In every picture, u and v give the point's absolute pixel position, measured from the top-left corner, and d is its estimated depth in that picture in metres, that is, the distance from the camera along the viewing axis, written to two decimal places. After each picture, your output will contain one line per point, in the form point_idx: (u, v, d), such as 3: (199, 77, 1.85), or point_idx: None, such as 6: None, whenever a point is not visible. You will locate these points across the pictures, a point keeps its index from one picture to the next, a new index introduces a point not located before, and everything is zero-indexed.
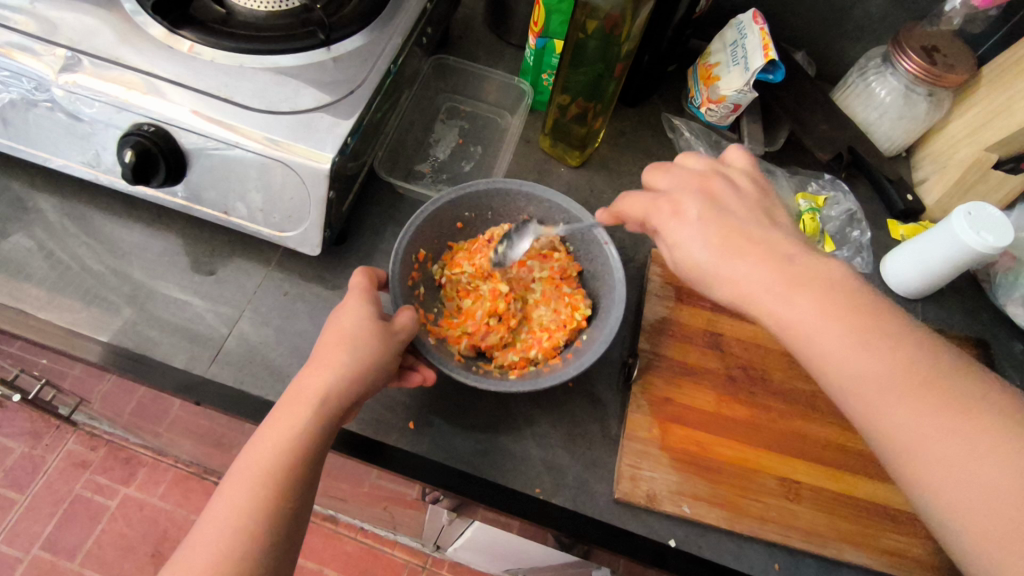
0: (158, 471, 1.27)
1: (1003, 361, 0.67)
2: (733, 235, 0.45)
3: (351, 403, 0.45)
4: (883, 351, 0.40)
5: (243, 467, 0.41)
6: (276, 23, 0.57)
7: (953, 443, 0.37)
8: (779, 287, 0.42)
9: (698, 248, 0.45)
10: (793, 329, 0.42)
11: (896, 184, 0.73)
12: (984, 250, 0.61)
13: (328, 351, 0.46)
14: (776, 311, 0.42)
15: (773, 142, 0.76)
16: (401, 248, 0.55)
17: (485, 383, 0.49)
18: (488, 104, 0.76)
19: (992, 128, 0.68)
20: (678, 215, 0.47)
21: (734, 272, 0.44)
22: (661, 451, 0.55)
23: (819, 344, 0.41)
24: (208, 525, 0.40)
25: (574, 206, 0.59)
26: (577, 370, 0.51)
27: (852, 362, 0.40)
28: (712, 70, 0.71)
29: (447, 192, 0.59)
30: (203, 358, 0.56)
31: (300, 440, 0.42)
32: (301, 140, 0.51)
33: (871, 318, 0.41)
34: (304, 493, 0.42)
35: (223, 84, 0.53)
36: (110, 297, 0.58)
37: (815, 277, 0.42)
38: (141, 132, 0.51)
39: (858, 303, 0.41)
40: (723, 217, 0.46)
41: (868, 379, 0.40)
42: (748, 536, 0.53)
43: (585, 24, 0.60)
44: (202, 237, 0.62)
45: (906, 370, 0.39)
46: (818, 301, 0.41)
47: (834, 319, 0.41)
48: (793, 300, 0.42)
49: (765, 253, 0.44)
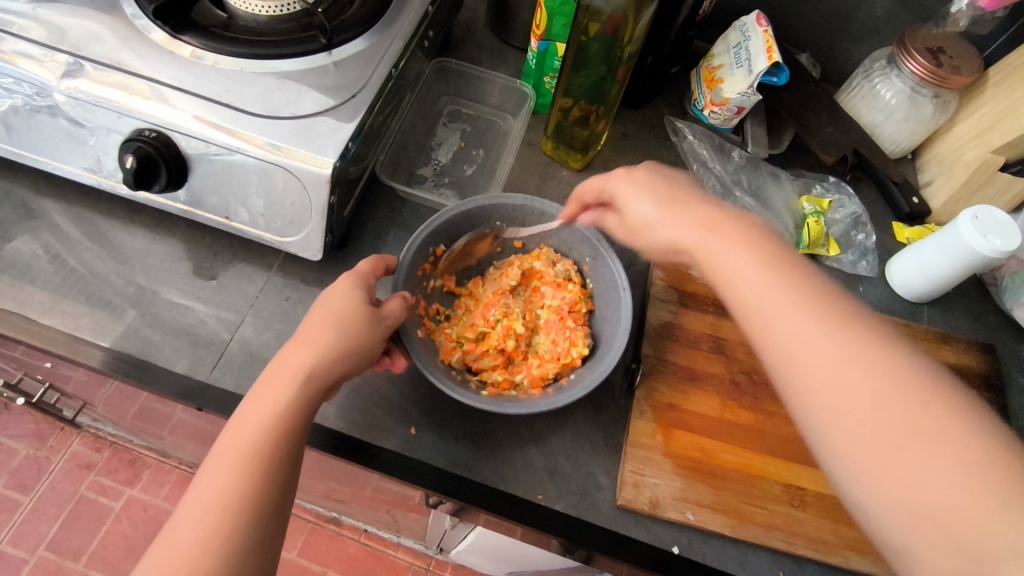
0: (162, 472, 1.28)
1: (1010, 365, 0.66)
2: (675, 197, 0.49)
3: (333, 381, 0.45)
4: (786, 279, 0.41)
5: (225, 448, 0.41)
6: (276, 28, 0.58)
7: (845, 364, 0.37)
8: (698, 229, 0.46)
9: (649, 211, 0.49)
10: (710, 255, 0.44)
11: (902, 186, 0.72)
12: (989, 253, 0.60)
13: (314, 329, 0.46)
14: (703, 246, 0.45)
15: (779, 144, 0.76)
16: (418, 240, 0.56)
17: (459, 394, 0.49)
18: (490, 108, 0.76)
19: (999, 129, 0.68)
20: (631, 181, 0.52)
21: (676, 229, 0.47)
22: (664, 457, 0.55)
23: (732, 270, 0.43)
24: (193, 505, 0.39)
25: (604, 244, 0.58)
26: (547, 406, 0.49)
27: (776, 302, 0.40)
28: (716, 72, 0.71)
29: (483, 199, 0.59)
30: (205, 363, 0.56)
31: (282, 415, 0.42)
32: (302, 145, 0.51)
33: (789, 266, 0.42)
34: (292, 468, 0.42)
35: (224, 89, 0.53)
36: (113, 302, 0.58)
37: (744, 232, 0.44)
38: (143, 137, 0.51)
39: (771, 246, 0.43)
40: (669, 182, 0.50)
41: (787, 326, 0.40)
42: (752, 543, 0.53)
43: (588, 27, 0.60)
44: (204, 241, 0.62)
45: (800, 295, 0.40)
46: (752, 253, 0.43)
47: (748, 252, 0.43)
48: (714, 234, 0.45)
49: (702, 209, 0.47)
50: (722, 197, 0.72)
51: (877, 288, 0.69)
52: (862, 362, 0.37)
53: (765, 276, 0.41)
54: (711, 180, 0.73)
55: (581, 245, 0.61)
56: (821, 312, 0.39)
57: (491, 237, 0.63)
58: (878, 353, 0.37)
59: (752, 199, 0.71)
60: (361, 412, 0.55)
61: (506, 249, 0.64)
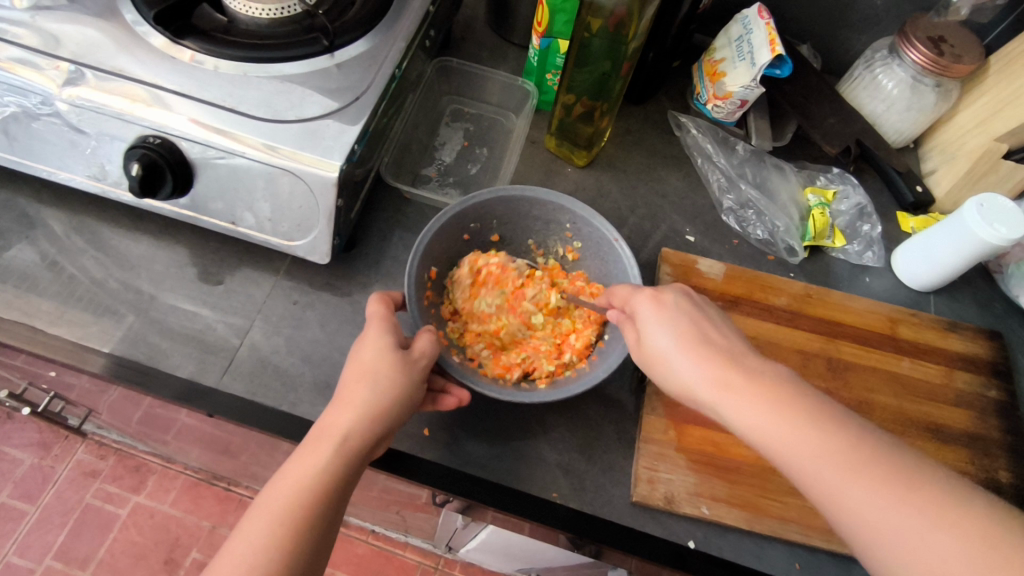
0: (168, 478, 1.27)
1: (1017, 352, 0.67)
2: (694, 330, 0.47)
3: (374, 443, 0.45)
4: (833, 436, 0.40)
5: (262, 504, 0.41)
6: (277, 31, 0.58)
7: (906, 523, 0.37)
8: (731, 382, 0.43)
9: (652, 319, 0.48)
10: (749, 423, 0.42)
11: (905, 175, 0.72)
12: (996, 242, 0.60)
13: (352, 387, 0.45)
14: (736, 404, 0.43)
15: (781, 137, 0.76)
16: (413, 269, 0.55)
17: (515, 397, 0.50)
18: (492, 106, 0.75)
19: (1002, 117, 0.68)
20: (655, 306, 0.49)
21: (705, 371, 0.44)
22: (678, 452, 0.55)
23: (780, 437, 0.41)
24: (226, 564, 0.39)
25: (578, 206, 0.59)
26: (606, 372, 0.52)
27: (810, 452, 0.40)
28: (717, 66, 0.71)
29: (452, 206, 0.58)
30: (214, 370, 0.56)
31: (319, 478, 0.41)
32: (308, 149, 0.51)
33: (795, 393, 0.42)
34: (323, 533, 0.41)
35: (227, 93, 0.52)
36: (119, 311, 0.58)
37: (767, 373, 0.44)
38: (147, 144, 0.51)
39: (799, 395, 0.42)
40: (694, 315, 0.48)
41: (814, 462, 0.40)
42: (768, 536, 0.53)
43: (590, 23, 0.60)
44: (209, 248, 0.62)
45: (852, 451, 0.39)
46: (788, 410, 0.41)
47: (788, 411, 0.41)
48: (745, 393, 0.43)
49: (728, 353, 0.45)
50: (727, 190, 0.72)
51: (883, 278, 0.70)
52: (889, 483, 0.38)
53: (781, 418, 0.41)
54: (716, 174, 0.73)
55: (554, 214, 0.61)
56: (839, 438, 0.40)
57: (473, 239, 0.62)
58: (910, 476, 0.38)
59: (757, 192, 0.72)
60: None
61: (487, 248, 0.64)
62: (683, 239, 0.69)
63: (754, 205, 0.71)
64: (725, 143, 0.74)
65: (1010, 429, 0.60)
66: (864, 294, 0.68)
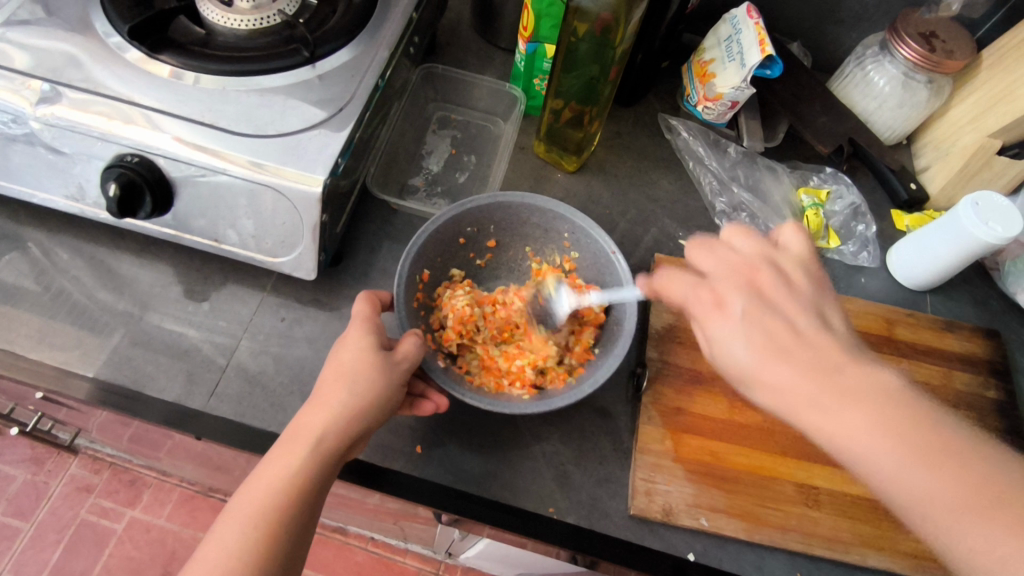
0: (163, 491, 1.26)
1: (1014, 350, 0.66)
2: (777, 340, 0.39)
3: (350, 444, 0.43)
4: (946, 472, 0.35)
5: (235, 509, 0.40)
6: (256, 42, 0.57)
7: None
8: (827, 400, 0.37)
9: (717, 320, 0.41)
10: (847, 451, 0.36)
11: (899, 173, 0.72)
12: (993, 241, 0.60)
13: (328, 389, 0.44)
14: (830, 427, 0.37)
15: (774, 137, 0.75)
16: (405, 272, 0.54)
17: (500, 407, 0.48)
18: (479, 112, 0.74)
19: (995, 112, 0.67)
20: (720, 308, 0.41)
21: (794, 392, 0.37)
22: (675, 463, 0.54)
23: (886, 468, 0.35)
24: (197, 567, 0.38)
25: (579, 216, 0.58)
26: (591, 387, 0.50)
27: (923, 491, 0.35)
28: (707, 67, 0.70)
29: (448, 209, 0.57)
30: (201, 391, 0.54)
31: (292, 482, 0.40)
32: (291, 164, 0.50)
33: (904, 414, 0.36)
34: (297, 534, 0.40)
35: (207, 108, 0.51)
36: (101, 333, 0.56)
37: (871, 387, 0.37)
38: (125, 163, 0.49)
39: (909, 415, 0.36)
40: (771, 316, 0.40)
41: (937, 503, 0.34)
42: (768, 546, 0.52)
43: (576, 28, 0.59)
44: (194, 265, 0.61)
45: (974, 490, 0.34)
46: (894, 437, 0.36)
47: (895, 438, 0.35)
48: (844, 415, 0.36)
49: (822, 361, 0.38)
50: (719, 193, 0.71)
51: (879, 279, 0.69)
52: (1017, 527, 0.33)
53: (891, 452, 0.35)
54: (708, 177, 0.72)
55: (554, 221, 0.60)
56: (948, 464, 0.35)
57: (468, 244, 0.61)
58: None
59: (749, 194, 0.71)
60: None
61: (481, 252, 0.63)
62: (676, 243, 0.68)
63: (747, 208, 0.70)
64: (716, 146, 0.73)
65: (1009, 429, 0.60)
66: (860, 295, 0.67)
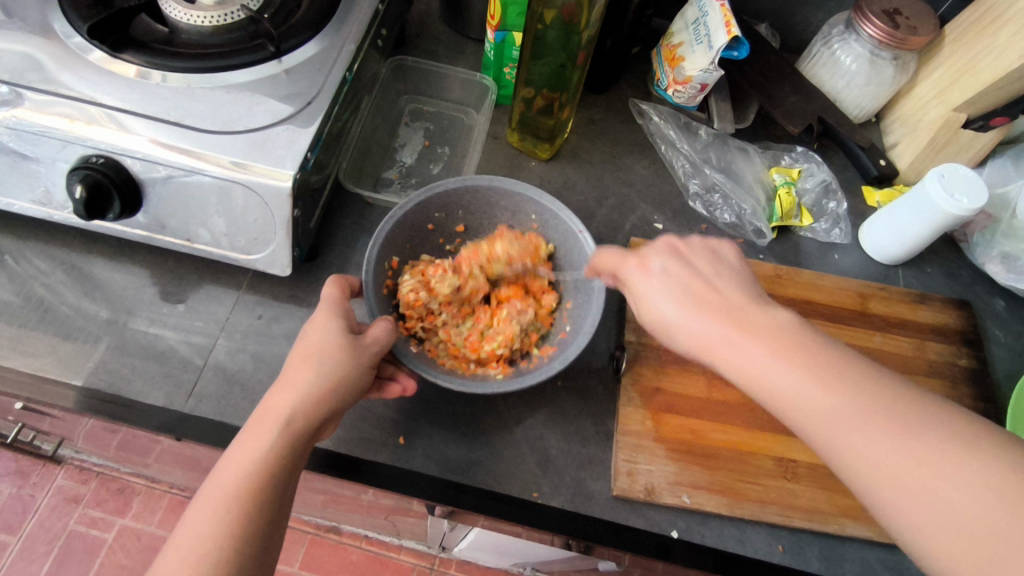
0: (153, 498, 1.25)
1: (985, 319, 0.68)
2: (690, 291, 0.43)
3: (319, 423, 0.44)
4: (850, 394, 0.37)
5: (208, 493, 0.40)
6: (220, 39, 0.56)
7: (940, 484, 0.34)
8: (731, 334, 0.41)
9: (668, 307, 0.43)
10: (750, 377, 0.40)
11: (868, 150, 0.72)
12: (959, 213, 0.61)
13: (294, 371, 0.44)
14: (734, 359, 0.40)
15: (743, 118, 0.76)
16: (373, 258, 0.54)
17: (471, 387, 0.49)
18: (452, 103, 0.74)
19: (958, 87, 0.67)
20: (644, 270, 0.46)
21: (700, 330, 0.42)
22: (656, 442, 0.55)
23: (786, 390, 0.38)
24: (172, 553, 0.38)
25: (545, 197, 0.59)
26: (561, 364, 0.51)
27: (827, 411, 0.37)
28: (676, 51, 0.70)
29: (415, 194, 0.57)
30: (179, 392, 0.54)
31: (263, 462, 0.41)
32: (259, 159, 0.49)
33: (810, 346, 0.39)
34: (273, 514, 0.40)
35: (173, 106, 0.51)
36: (76, 337, 0.56)
37: (777, 323, 0.40)
38: (90, 164, 0.49)
39: (813, 347, 0.39)
40: (689, 275, 0.44)
41: (839, 422, 0.37)
42: (749, 520, 0.53)
43: (543, 14, 0.59)
44: (168, 266, 0.60)
45: (875, 410, 0.37)
46: (794, 362, 0.39)
47: (795, 361, 0.39)
48: (744, 346, 0.40)
49: (729, 306, 0.42)
50: (692, 175, 0.72)
51: (852, 254, 0.70)
52: (946, 464, 0.34)
53: (788, 372, 0.38)
54: (680, 159, 0.72)
55: (521, 203, 0.60)
56: (917, 429, 0.36)
57: (436, 230, 0.61)
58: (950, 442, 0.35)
59: (722, 175, 0.71)
60: (345, 426, 0.53)
61: (451, 236, 0.63)
62: (652, 227, 0.68)
63: (721, 188, 0.71)
64: (687, 130, 0.74)
65: (982, 396, 0.61)
66: (834, 271, 0.68)
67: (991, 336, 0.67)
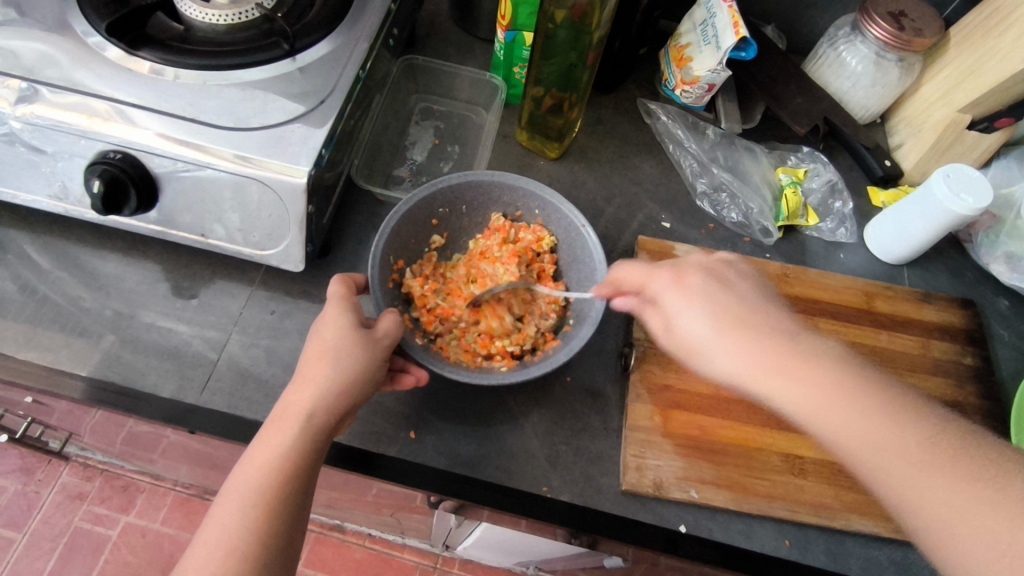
0: (157, 496, 1.25)
1: (989, 318, 0.68)
2: (730, 312, 0.43)
3: (339, 417, 0.44)
4: (885, 418, 0.38)
5: (231, 490, 0.40)
6: (235, 36, 0.57)
7: (972, 506, 0.35)
8: (769, 359, 0.41)
9: (698, 324, 0.43)
10: (790, 403, 0.40)
11: (874, 151, 0.73)
12: (966, 212, 0.61)
13: (311, 367, 0.45)
14: (773, 384, 0.41)
15: (749, 119, 0.77)
16: (379, 252, 0.54)
17: (478, 378, 0.50)
18: (460, 102, 0.75)
19: (963, 89, 0.68)
20: (679, 283, 0.46)
21: (736, 349, 0.42)
22: (664, 438, 0.55)
23: (819, 412, 0.39)
24: (199, 548, 0.39)
25: (546, 191, 0.60)
26: (567, 354, 0.51)
27: (864, 437, 0.38)
28: (684, 51, 0.71)
29: (419, 190, 0.58)
30: (194, 385, 0.55)
31: (287, 455, 0.41)
32: (275, 155, 0.50)
33: (847, 375, 0.40)
34: (298, 508, 0.41)
35: (188, 103, 0.51)
36: (91, 331, 0.56)
37: (803, 348, 0.41)
38: (108, 159, 0.49)
39: (849, 374, 0.40)
40: (722, 294, 0.45)
41: (874, 449, 0.38)
42: (756, 515, 0.53)
43: (553, 14, 0.59)
44: (181, 261, 0.61)
45: (912, 438, 0.38)
46: (828, 388, 0.39)
47: (825, 383, 0.40)
48: (785, 375, 0.40)
49: (756, 332, 0.42)
50: (699, 175, 0.72)
51: (857, 253, 0.71)
52: (985, 493, 0.35)
53: (808, 394, 0.40)
54: (688, 159, 0.73)
55: (522, 197, 0.61)
56: (951, 456, 0.37)
57: (440, 225, 0.62)
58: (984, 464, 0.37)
59: (729, 175, 0.72)
60: (356, 420, 0.54)
61: (454, 231, 0.64)
62: (659, 225, 0.69)
63: (727, 188, 0.72)
64: (697, 137, 0.74)
65: (986, 394, 0.62)
66: (839, 270, 0.69)
67: (995, 336, 0.67)
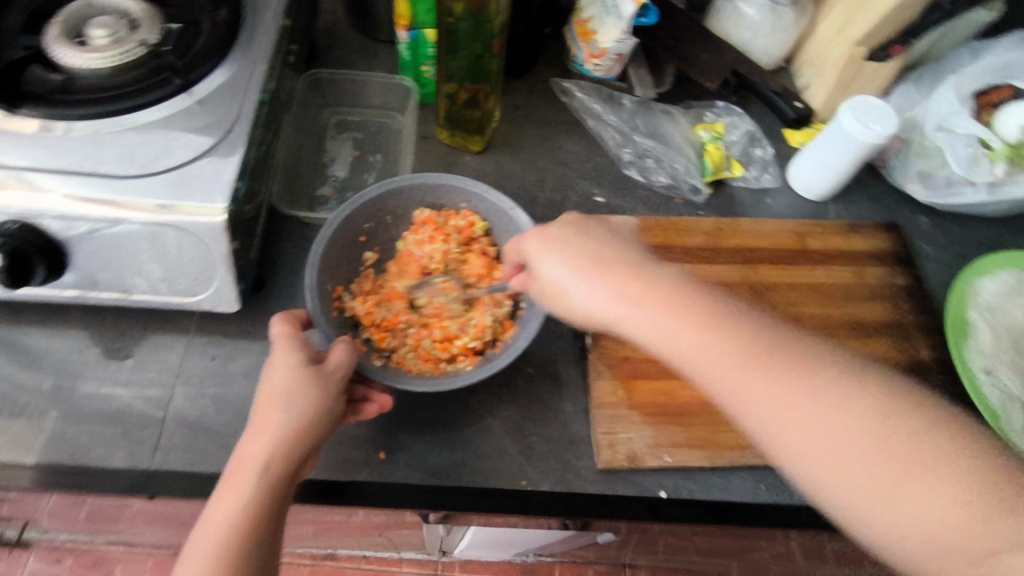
0: (133, 563, 1.20)
1: (913, 237, 0.72)
2: (671, 300, 0.44)
3: (299, 461, 0.43)
4: (821, 411, 0.39)
5: (190, 555, 0.39)
6: (123, 78, 0.53)
7: (907, 494, 0.37)
8: (723, 355, 0.42)
9: (598, 297, 0.46)
10: (729, 399, 0.42)
11: (783, 95, 0.75)
12: (875, 141, 0.64)
13: (264, 414, 0.43)
14: (720, 381, 0.42)
15: (662, 84, 0.78)
16: (314, 282, 0.53)
17: (444, 385, 0.49)
18: (374, 109, 0.73)
19: (855, 24, 0.70)
20: (561, 260, 0.48)
21: (641, 326, 0.44)
22: (632, 410, 0.56)
23: (754, 408, 0.41)
24: None
25: (475, 186, 0.59)
26: (527, 340, 0.51)
27: (798, 433, 0.40)
28: (587, 25, 0.71)
29: (343, 207, 0.56)
30: (144, 449, 0.52)
31: (246, 510, 0.40)
32: (186, 197, 0.47)
33: (782, 366, 0.41)
34: (263, 563, 0.40)
35: (83, 156, 0.48)
36: (22, 411, 0.53)
37: (748, 340, 0.42)
38: (4, 230, 0.46)
39: (784, 364, 0.41)
40: (651, 279, 0.45)
41: (808, 445, 0.39)
42: (731, 466, 0.55)
43: (452, 7, 0.59)
44: (107, 322, 0.58)
45: (850, 428, 0.39)
46: (768, 384, 0.41)
47: (762, 376, 0.41)
48: (741, 370, 0.41)
49: (727, 323, 0.43)
50: (624, 145, 0.73)
51: (784, 196, 0.73)
52: (923, 476, 0.37)
53: (760, 391, 0.41)
54: (610, 132, 0.74)
55: (450, 194, 0.61)
56: (884, 445, 0.38)
57: (370, 240, 0.61)
58: (919, 449, 0.38)
59: (652, 141, 0.73)
60: (323, 453, 0.52)
61: (385, 244, 0.62)
62: (593, 201, 0.69)
63: (652, 154, 0.73)
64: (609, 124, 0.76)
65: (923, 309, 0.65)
66: (770, 215, 0.71)
67: (922, 252, 0.71)
